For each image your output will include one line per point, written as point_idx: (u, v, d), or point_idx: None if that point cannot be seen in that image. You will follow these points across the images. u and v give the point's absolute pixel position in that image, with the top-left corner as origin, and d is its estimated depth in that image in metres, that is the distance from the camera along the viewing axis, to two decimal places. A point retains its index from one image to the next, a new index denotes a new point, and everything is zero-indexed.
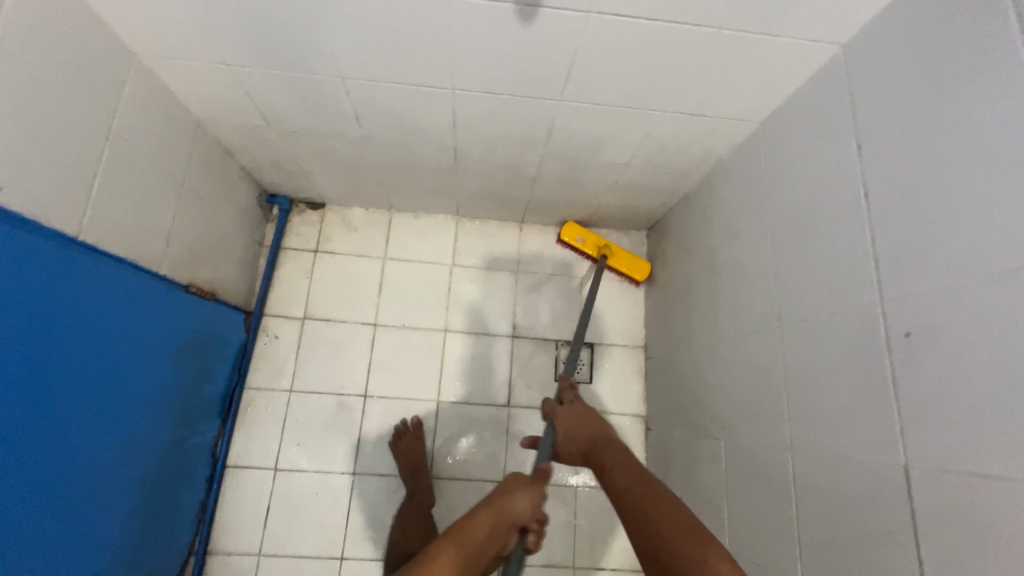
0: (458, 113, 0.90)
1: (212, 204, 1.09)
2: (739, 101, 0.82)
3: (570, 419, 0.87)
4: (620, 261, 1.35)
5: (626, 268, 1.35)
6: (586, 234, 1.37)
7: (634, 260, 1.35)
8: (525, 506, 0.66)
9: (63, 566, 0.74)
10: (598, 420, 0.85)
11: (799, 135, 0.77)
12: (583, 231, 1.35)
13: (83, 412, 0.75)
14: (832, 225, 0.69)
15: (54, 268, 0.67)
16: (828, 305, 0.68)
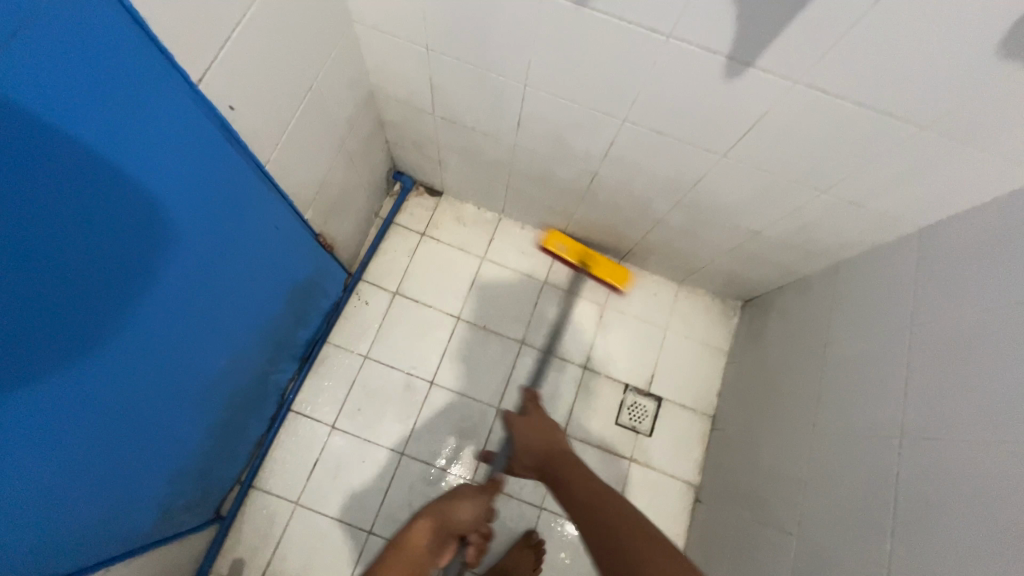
0: (617, 142, 0.93)
1: (357, 168, 1.17)
2: (906, 200, 0.81)
3: (523, 432, 0.97)
4: (603, 270, 1.33)
5: (607, 275, 1.32)
6: (567, 241, 1.35)
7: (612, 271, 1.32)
8: (467, 514, 0.82)
9: (149, 451, 0.81)
10: (550, 433, 0.95)
11: (971, 252, 0.75)
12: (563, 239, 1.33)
13: (205, 314, 0.83)
14: (995, 351, 0.66)
15: (236, 186, 0.76)
16: (970, 431, 0.66)
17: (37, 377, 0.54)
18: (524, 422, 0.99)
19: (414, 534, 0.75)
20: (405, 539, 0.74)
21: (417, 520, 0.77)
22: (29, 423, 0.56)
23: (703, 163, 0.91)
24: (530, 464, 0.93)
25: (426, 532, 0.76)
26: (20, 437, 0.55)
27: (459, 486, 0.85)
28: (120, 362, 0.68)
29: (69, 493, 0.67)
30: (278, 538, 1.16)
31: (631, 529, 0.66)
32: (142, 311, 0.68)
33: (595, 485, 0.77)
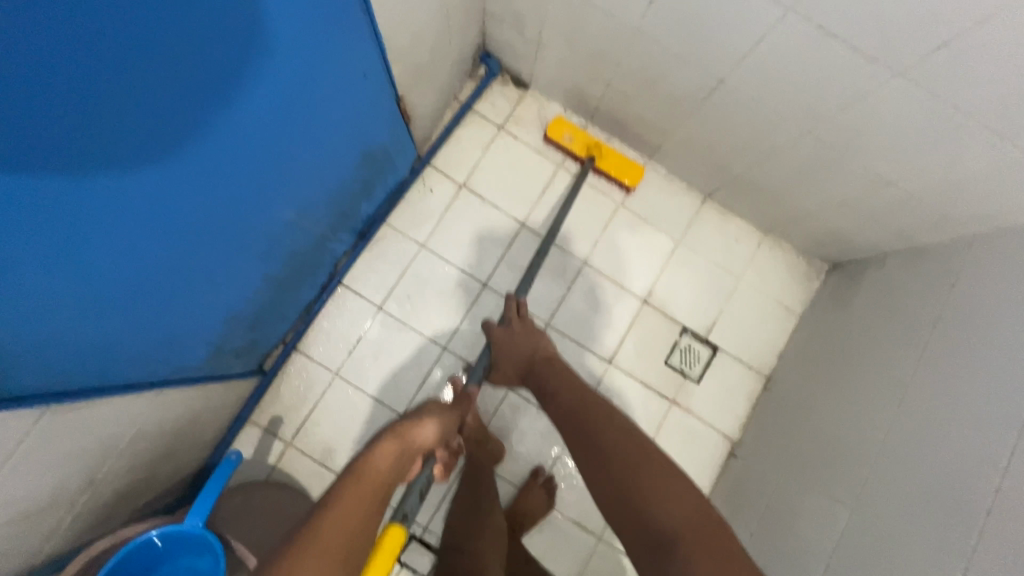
0: (767, 39, 0.79)
1: (451, 32, 1.05)
2: None
3: (504, 342, 0.98)
4: (610, 163, 1.25)
5: (618, 172, 1.25)
6: (575, 131, 1.26)
7: (625, 164, 1.25)
8: (430, 435, 0.80)
9: (209, 284, 0.80)
10: (532, 342, 0.96)
11: None
12: (571, 127, 1.25)
13: (282, 160, 0.78)
14: None
15: (335, 13, 0.68)
16: None
17: (118, 163, 0.50)
18: (504, 332, 0.98)
19: (377, 458, 0.69)
20: (371, 465, 0.67)
21: (376, 448, 0.70)
22: (104, 212, 0.53)
23: (866, 81, 0.77)
24: (518, 374, 0.96)
25: (391, 455, 0.71)
26: (94, 225, 0.52)
27: (422, 406, 0.84)
28: (196, 179, 0.64)
29: (131, 301, 0.65)
30: (314, 403, 1.17)
31: (624, 434, 0.73)
32: (224, 129, 0.63)
33: (581, 398, 0.81)
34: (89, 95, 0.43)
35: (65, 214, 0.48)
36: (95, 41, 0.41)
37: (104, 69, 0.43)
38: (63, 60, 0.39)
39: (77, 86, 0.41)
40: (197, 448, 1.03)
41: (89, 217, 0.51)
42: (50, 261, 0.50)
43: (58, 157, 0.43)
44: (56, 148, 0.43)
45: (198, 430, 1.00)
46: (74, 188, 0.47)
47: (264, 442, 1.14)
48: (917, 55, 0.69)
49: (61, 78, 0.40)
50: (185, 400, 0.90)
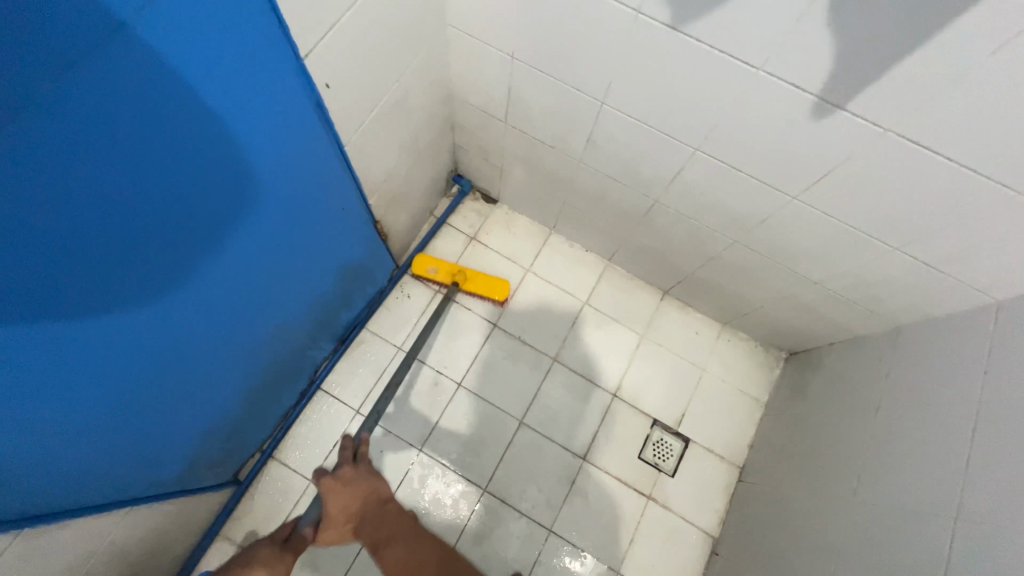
0: (685, 170, 0.93)
1: (423, 164, 1.21)
2: (975, 269, 0.79)
3: (338, 489, 0.93)
4: (478, 285, 1.29)
5: (484, 288, 1.29)
6: (439, 263, 1.30)
7: (490, 280, 1.29)
8: (339, 503, 0.92)
9: (190, 401, 0.85)
10: (371, 481, 0.94)
11: None
12: (433, 261, 1.29)
13: (264, 288, 0.88)
14: None
15: (312, 170, 0.83)
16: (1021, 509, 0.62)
17: (105, 301, 0.58)
18: (330, 481, 0.93)
19: (249, 558, 0.84)
20: (237, 573, 0.81)
21: (252, 554, 0.85)
22: (89, 344, 0.59)
23: (773, 204, 0.90)
24: (350, 525, 0.92)
25: (265, 559, 0.85)
26: (81, 354, 0.59)
27: (251, 552, 0.86)
28: (180, 306, 0.71)
29: (110, 423, 0.69)
30: (287, 514, 1.16)
31: None
32: (207, 262, 0.72)
33: None
34: (82, 249, 0.51)
35: (52, 350, 0.54)
36: (92, 206, 0.50)
37: (97, 228, 0.51)
38: (61, 224, 0.47)
39: (71, 244, 0.50)
40: (162, 567, 1.01)
41: (76, 348, 0.57)
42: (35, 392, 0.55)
43: (47, 303, 0.50)
44: (46, 295, 0.50)
45: (165, 549, 0.99)
46: (62, 328, 0.54)
47: None
48: (803, 184, 0.82)
49: (57, 239, 0.48)
50: (153, 516, 0.90)
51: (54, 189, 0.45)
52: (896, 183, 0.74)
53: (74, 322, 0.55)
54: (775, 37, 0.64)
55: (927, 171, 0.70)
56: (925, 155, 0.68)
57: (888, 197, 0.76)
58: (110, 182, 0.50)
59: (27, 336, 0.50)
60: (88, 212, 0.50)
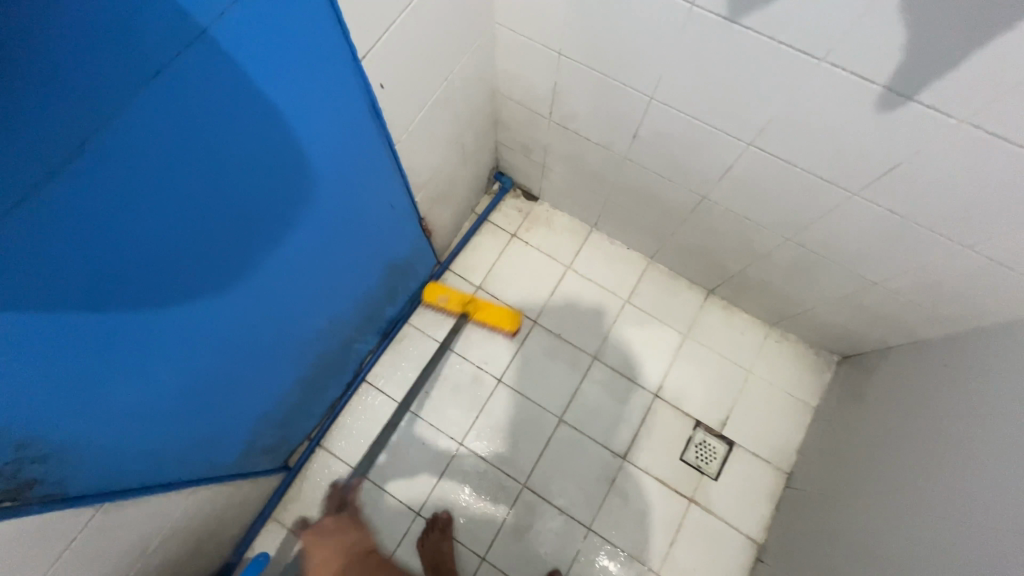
0: (736, 166, 0.90)
1: (467, 161, 1.22)
2: None
3: None
4: (488, 317, 1.30)
5: (495, 317, 1.30)
6: (450, 292, 1.31)
7: (502, 310, 1.30)
8: None
9: (247, 388, 0.89)
10: None
11: None
12: (443, 290, 1.30)
13: (317, 282, 0.92)
14: None
15: (364, 168, 0.85)
16: None
17: (175, 290, 0.61)
18: None
19: None
20: None
21: None
22: (161, 330, 0.63)
23: (831, 200, 0.86)
24: None
25: None
26: (154, 339, 0.63)
27: None
28: (240, 297, 0.75)
29: (176, 405, 0.74)
30: (333, 500, 1.20)
31: None
32: (266, 255, 0.75)
33: None
34: (158, 240, 0.55)
35: (128, 334, 0.58)
36: (166, 199, 0.53)
37: (169, 220, 0.55)
38: (141, 217, 0.51)
39: (147, 236, 0.53)
40: (220, 546, 1.07)
41: (150, 333, 0.61)
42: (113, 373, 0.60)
43: (126, 290, 0.54)
44: (126, 283, 0.54)
45: (222, 528, 1.05)
46: (139, 314, 0.58)
47: (285, 541, 1.17)
48: (865, 179, 0.79)
49: (137, 231, 0.51)
50: (213, 498, 0.96)
51: (136, 184, 0.48)
52: (966, 179, 0.69)
53: (148, 308, 0.59)
54: (840, 27, 0.61)
55: (1003, 165, 0.65)
56: (1001, 149, 0.63)
57: (958, 193, 0.72)
58: (183, 177, 0.53)
59: (109, 320, 0.54)
60: (163, 205, 0.53)
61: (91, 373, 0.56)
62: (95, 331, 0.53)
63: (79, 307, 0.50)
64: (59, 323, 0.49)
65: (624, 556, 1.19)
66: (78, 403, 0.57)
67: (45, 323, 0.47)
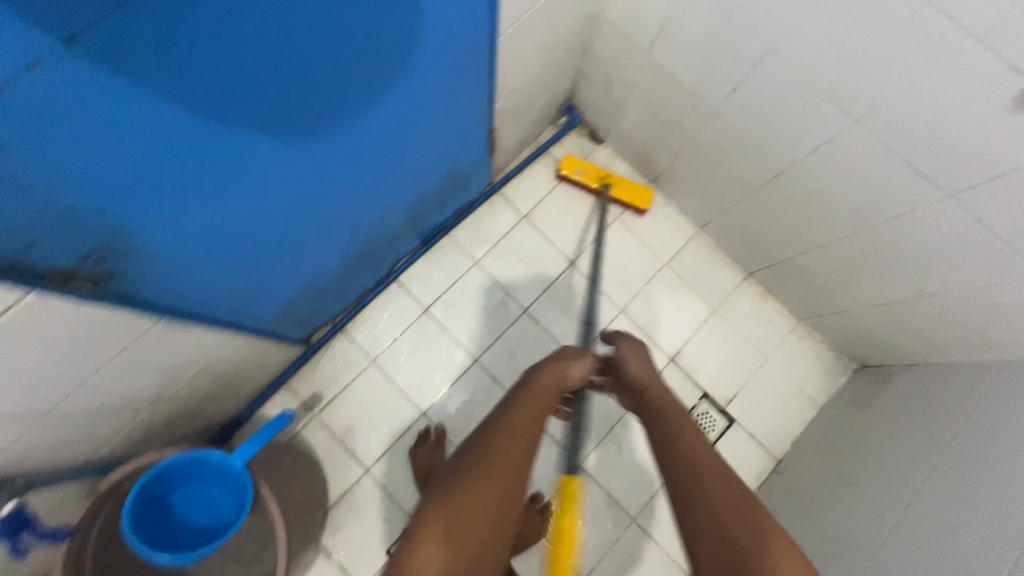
0: (832, 143, 0.87)
1: (547, 83, 1.18)
2: None
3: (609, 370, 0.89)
4: (623, 191, 1.36)
5: (629, 196, 1.35)
6: (586, 168, 1.37)
7: (637, 189, 1.36)
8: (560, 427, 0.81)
9: (301, 252, 0.91)
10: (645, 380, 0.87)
11: None
12: (582, 163, 1.36)
13: (389, 163, 0.91)
14: None
15: (467, 54, 0.82)
16: None
17: (270, 119, 0.60)
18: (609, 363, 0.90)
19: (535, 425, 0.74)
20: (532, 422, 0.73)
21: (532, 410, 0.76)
22: (246, 158, 0.62)
23: (918, 199, 0.84)
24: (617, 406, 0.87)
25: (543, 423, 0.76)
26: (237, 165, 0.62)
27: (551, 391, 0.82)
28: (321, 154, 0.74)
29: (240, 243, 0.75)
30: (345, 383, 1.24)
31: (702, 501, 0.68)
32: (355, 118, 0.73)
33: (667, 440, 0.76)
34: (273, 57, 0.53)
35: (218, 149, 0.58)
36: (294, 19, 0.52)
37: (290, 42, 0.53)
38: (266, 27, 0.50)
39: (267, 52, 0.52)
40: (236, 397, 1.12)
41: (235, 156, 0.61)
42: (195, 186, 0.60)
43: (228, 100, 0.53)
44: (233, 94, 0.53)
45: (242, 382, 1.09)
46: (234, 132, 0.57)
47: (294, 409, 1.22)
48: (964, 182, 0.76)
49: (258, 40, 0.50)
50: (244, 349, 0.99)
51: None
52: None
53: (241, 130, 0.58)
54: (1009, 4, 0.57)
55: None
56: None
57: None
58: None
59: (205, 130, 0.54)
60: (290, 25, 0.52)
61: (177, 178, 0.56)
62: (191, 132, 0.53)
63: (184, 102, 0.49)
64: (164, 109, 0.48)
65: (604, 497, 1.25)
66: (159, 204, 0.57)
67: (155, 105, 0.47)
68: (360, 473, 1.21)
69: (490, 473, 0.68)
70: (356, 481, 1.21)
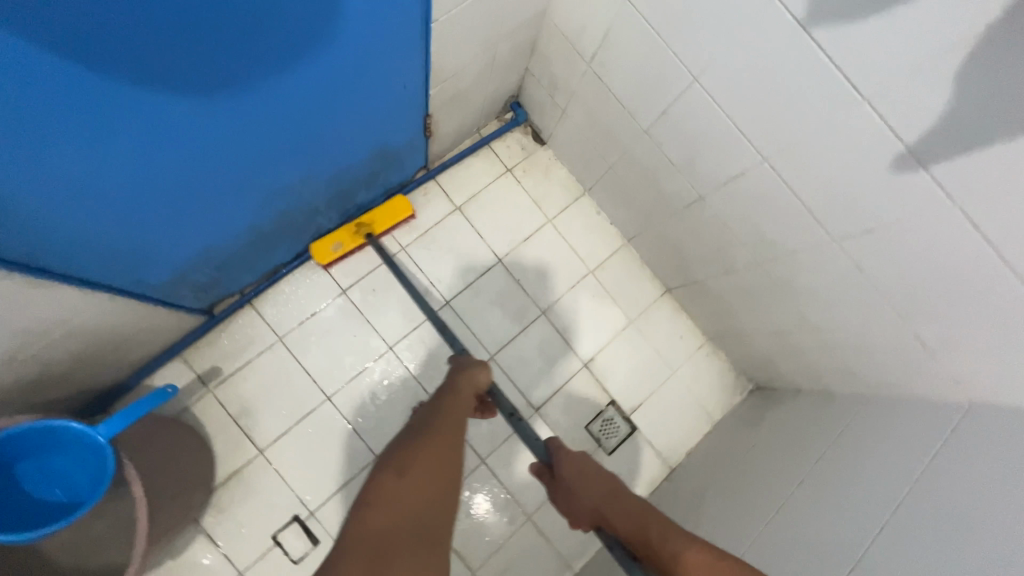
0: (743, 176, 0.92)
1: (491, 76, 1.16)
2: (961, 364, 0.82)
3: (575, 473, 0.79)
4: (376, 225, 1.23)
5: (381, 224, 1.24)
6: (336, 236, 1.22)
7: (384, 214, 1.24)
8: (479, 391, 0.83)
9: (201, 217, 0.84)
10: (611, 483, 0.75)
11: (994, 437, 0.76)
12: (330, 237, 1.21)
13: (307, 134, 0.86)
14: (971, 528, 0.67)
15: (396, 32, 0.79)
16: None
17: (157, 74, 0.55)
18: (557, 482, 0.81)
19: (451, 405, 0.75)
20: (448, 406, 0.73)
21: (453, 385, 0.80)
22: (127, 113, 0.57)
23: (810, 240, 0.90)
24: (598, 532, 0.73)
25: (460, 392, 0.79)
26: (116, 120, 0.57)
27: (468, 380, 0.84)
28: (226, 119, 0.69)
29: (122, 202, 0.68)
30: (247, 359, 1.18)
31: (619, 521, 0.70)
32: (264, 85, 0.69)
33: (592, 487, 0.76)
34: (159, 11, 0.49)
35: (89, 99, 0.52)
36: None
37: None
38: None
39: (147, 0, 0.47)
40: (120, 364, 1.04)
41: (115, 111, 0.56)
42: (62, 136, 0.54)
43: (101, 47, 0.48)
44: (107, 39, 0.48)
45: (127, 349, 1.01)
46: (108, 83, 0.52)
47: (188, 382, 1.15)
48: (848, 230, 0.83)
49: None
50: (128, 313, 0.92)
51: None
52: (930, 260, 0.75)
53: (119, 81, 0.53)
54: (896, 75, 0.62)
55: (968, 258, 0.70)
56: (973, 243, 0.68)
57: (917, 270, 0.78)
58: None
59: (70, 75, 0.49)
60: None
61: (35, 123, 0.51)
62: (51, 75, 0.47)
63: (39, 40, 0.44)
64: (17, 47, 0.43)
65: (504, 494, 1.27)
66: (12, 150, 0.51)
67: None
68: (255, 454, 1.16)
69: (429, 438, 0.66)
70: (248, 461, 1.15)
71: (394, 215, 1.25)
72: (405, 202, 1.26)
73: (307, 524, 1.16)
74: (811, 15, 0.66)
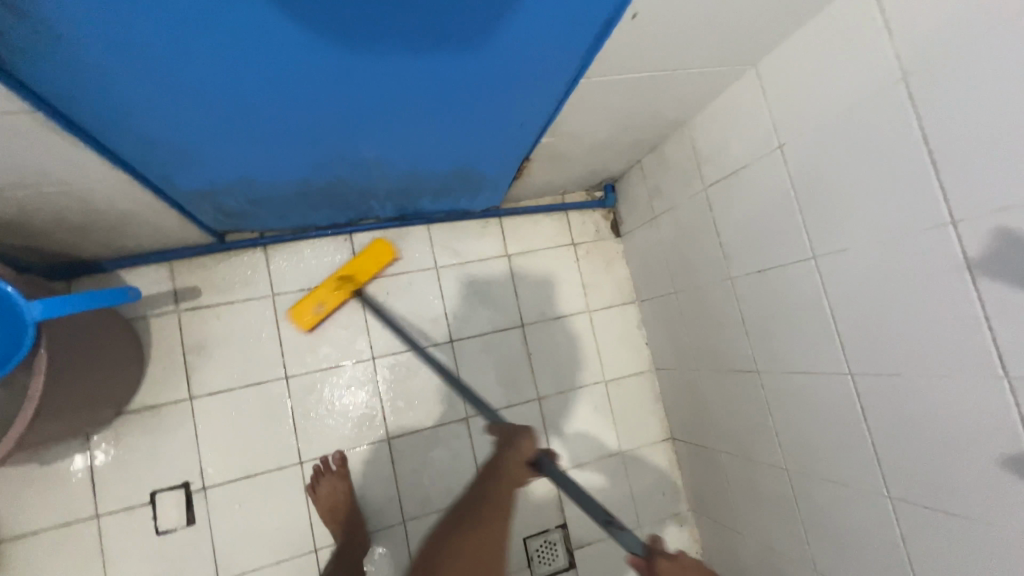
0: (814, 376, 0.82)
1: (604, 153, 1.11)
2: None
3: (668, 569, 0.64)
4: (360, 274, 1.13)
5: (368, 274, 1.13)
6: (313, 295, 1.10)
7: (364, 262, 1.13)
8: (527, 451, 0.70)
9: (258, 148, 0.77)
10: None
11: None
12: (308, 301, 1.09)
13: (406, 125, 0.79)
14: None
15: (544, 75, 0.72)
16: None
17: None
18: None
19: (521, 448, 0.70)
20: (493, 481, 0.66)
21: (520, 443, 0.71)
22: (237, 21, 0.50)
23: (857, 480, 0.78)
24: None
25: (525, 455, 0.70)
26: (223, 22, 0.50)
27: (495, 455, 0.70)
28: (335, 73, 0.62)
29: (185, 96, 0.61)
30: (231, 299, 1.09)
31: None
32: (390, 61, 0.62)
33: None
34: None
35: None
36: None
37: None
38: None
39: None
40: (107, 244, 0.96)
41: (226, 13, 0.49)
42: (150, 6, 0.46)
43: None
44: None
45: (122, 233, 0.93)
46: None
47: (162, 293, 1.06)
48: (908, 495, 0.71)
49: None
50: (139, 201, 0.84)
51: None
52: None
53: None
54: None
55: None
56: None
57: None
58: None
59: None
60: None
61: None
62: None
63: None
64: None
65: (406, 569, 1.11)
66: None
67: None
68: (182, 396, 1.04)
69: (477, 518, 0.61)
70: (172, 400, 1.04)
71: (380, 264, 1.14)
72: (386, 245, 1.15)
73: (192, 497, 1.02)
74: (983, 260, 0.57)
